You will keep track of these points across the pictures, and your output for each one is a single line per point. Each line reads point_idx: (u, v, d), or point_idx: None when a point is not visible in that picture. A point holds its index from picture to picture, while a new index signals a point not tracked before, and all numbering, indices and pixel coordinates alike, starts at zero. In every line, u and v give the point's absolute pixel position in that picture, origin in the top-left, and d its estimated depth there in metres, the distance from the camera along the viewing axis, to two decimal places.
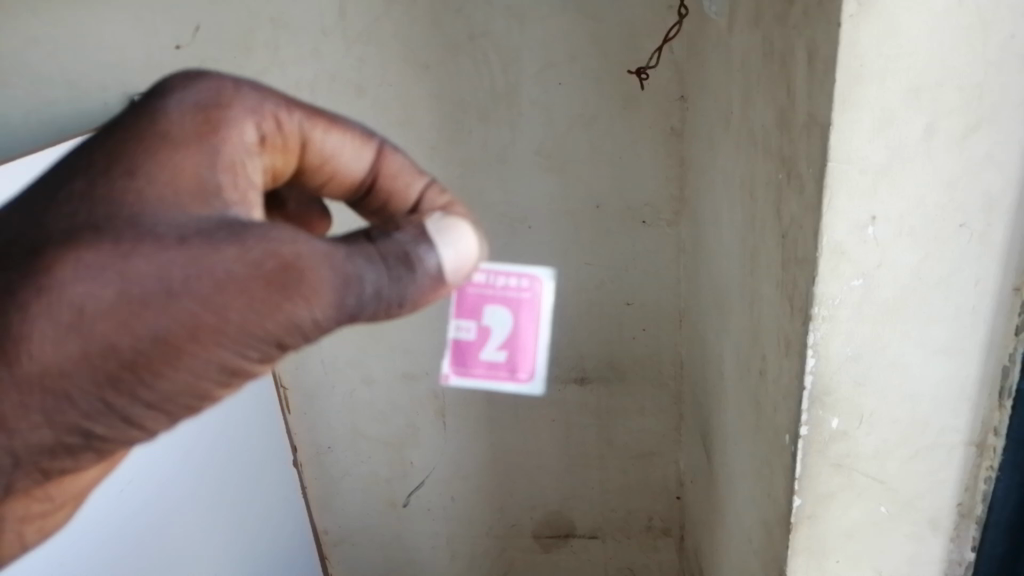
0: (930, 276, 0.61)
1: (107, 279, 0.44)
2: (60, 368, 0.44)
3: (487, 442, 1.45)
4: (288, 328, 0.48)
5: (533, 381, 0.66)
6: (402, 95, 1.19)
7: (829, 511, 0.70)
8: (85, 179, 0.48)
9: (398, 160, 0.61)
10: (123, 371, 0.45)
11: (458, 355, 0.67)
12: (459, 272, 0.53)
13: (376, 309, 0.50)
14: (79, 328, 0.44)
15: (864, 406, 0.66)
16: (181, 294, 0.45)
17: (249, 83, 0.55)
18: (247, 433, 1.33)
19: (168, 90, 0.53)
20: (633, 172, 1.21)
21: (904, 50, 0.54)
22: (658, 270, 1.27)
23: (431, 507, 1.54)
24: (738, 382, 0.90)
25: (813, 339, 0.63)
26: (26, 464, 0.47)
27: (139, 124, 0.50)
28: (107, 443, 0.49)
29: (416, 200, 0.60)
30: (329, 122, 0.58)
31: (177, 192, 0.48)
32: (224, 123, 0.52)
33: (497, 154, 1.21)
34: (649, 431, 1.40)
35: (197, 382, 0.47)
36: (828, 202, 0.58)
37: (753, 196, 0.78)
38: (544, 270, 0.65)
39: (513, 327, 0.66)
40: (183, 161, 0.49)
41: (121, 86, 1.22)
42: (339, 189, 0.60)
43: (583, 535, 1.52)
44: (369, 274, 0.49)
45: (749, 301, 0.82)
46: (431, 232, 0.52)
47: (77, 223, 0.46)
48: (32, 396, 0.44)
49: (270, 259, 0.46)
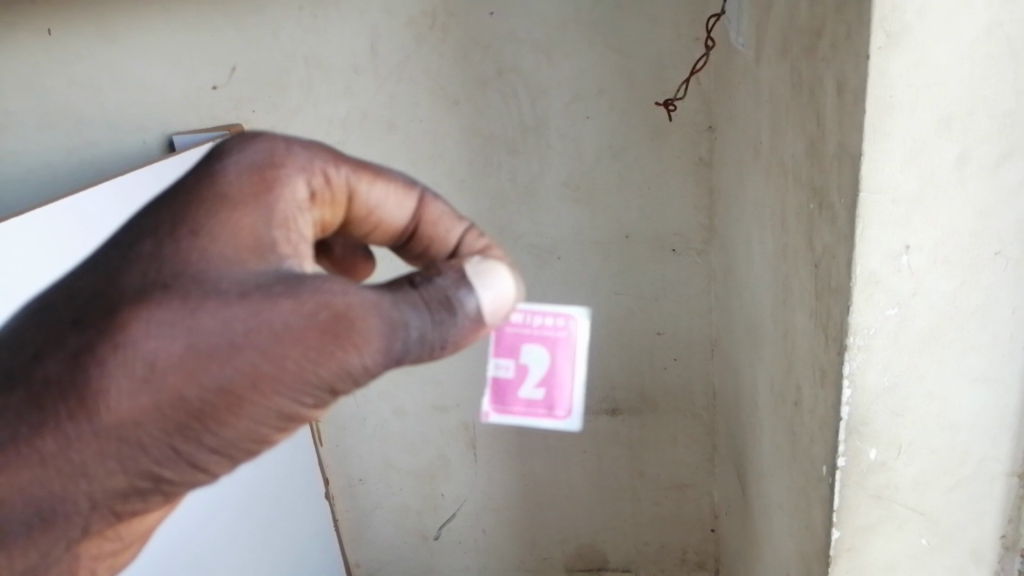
0: (965, 304, 0.60)
1: (176, 334, 0.46)
2: (134, 419, 0.46)
3: (518, 474, 1.45)
4: (339, 375, 0.49)
5: (570, 419, 0.66)
6: (432, 130, 1.21)
7: (869, 542, 0.69)
8: (152, 241, 0.49)
9: (438, 207, 0.62)
10: (190, 419, 0.47)
11: (497, 394, 0.67)
12: (497, 314, 0.54)
13: (421, 352, 0.51)
14: (151, 382, 0.46)
15: (902, 436, 0.65)
16: (243, 346, 0.47)
17: (300, 140, 0.57)
18: (290, 470, 1.35)
19: (224, 151, 0.55)
20: (662, 202, 1.22)
21: (933, 81, 0.54)
22: (689, 299, 1.27)
23: (462, 540, 1.53)
24: (773, 412, 0.89)
25: (849, 369, 0.63)
26: (102, 507, 0.49)
27: (199, 185, 0.52)
28: (176, 487, 0.51)
29: (455, 246, 0.61)
30: (374, 174, 0.59)
31: (237, 249, 0.50)
32: (279, 181, 0.54)
33: (525, 187, 1.23)
34: (681, 462, 1.39)
35: (258, 428, 0.49)
36: (861, 231, 0.58)
37: (785, 226, 0.79)
38: (579, 308, 0.66)
39: (549, 364, 0.67)
40: (242, 220, 0.51)
41: (161, 127, 1.26)
42: (382, 236, 0.61)
43: (616, 568, 1.51)
44: (414, 319, 0.50)
45: (782, 330, 0.82)
46: (470, 274, 0.53)
47: (147, 282, 0.48)
48: (108, 445, 0.46)
49: (323, 309, 0.48)
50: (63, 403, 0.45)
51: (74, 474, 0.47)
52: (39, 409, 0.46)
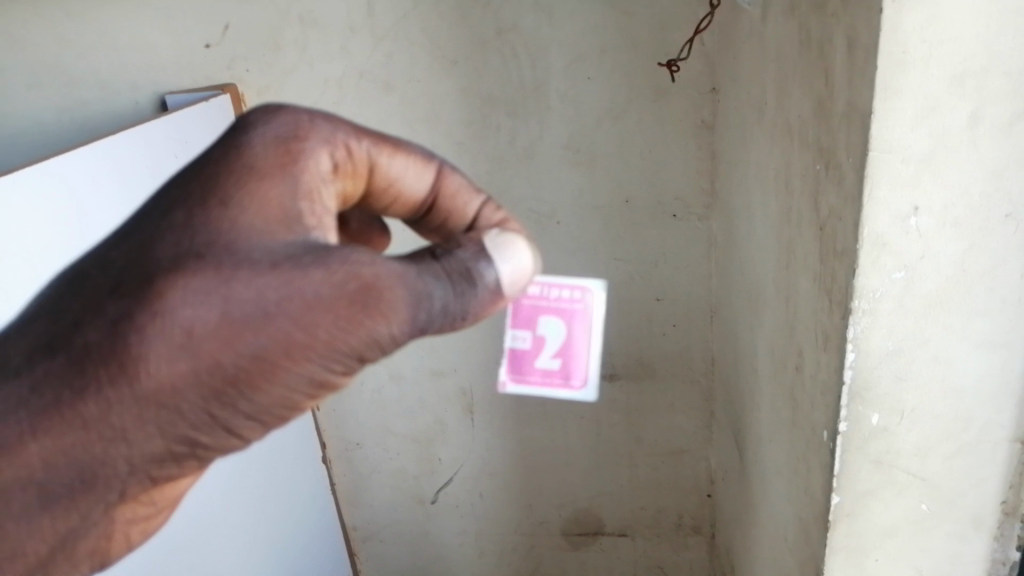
0: (974, 267, 0.59)
1: (212, 302, 0.47)
2: (172, 384, 0.46)
3: (515, 439, 1.44)
4: (368, 344, 0.50)
5: (586, 389, 0.67)
6: (430, 91, 1.19)
7: (869, 507, 0.68)
8: (184, 210, 0.51)
9: (456, 179, 0.62)
10: (226, 385, 0.47)
11: (514, 363, 0.69)
12: (516, 286, 0.55)
13: (443, 323, 0.52)
14: (188, 348, 0.46)
15: (905, 400, 0.64)
16: (276, 314, 0.47)
17: (322, 113, 0.57)
18: (291, 452, 1.38)
19: (249, 124, 0.55)
20: (663, 166, 1.20)
21: (947, 37, 0.52)
22: (689, 265, 1.26)
23: (459, 504, 1.54)
24: (773, 376, 0.88)
25: (853, 333, 0.62)
26: (139, 471, 0.49)
27: (226, 157, 0.53)
28: (210, 452, 0.51)
29: (473, 220, 0.61)
30: (394, 147, 0.59)
31: (267, 220, 0.51)
32: (303, 153, 0.54)
33: (524, 149, 1.21)
34: (679, 428, 1.39)
35: (290, 395, 0.50)
36: (869, 192, 0.57)
37: (789, 188, 0.77)
38: (595, 281, 0.67)
39: (566, 336, 0.68)
40: (269, 192, 0.52)
41: (152, 86, 1.23)
42: (401, 209, 0.62)
43: (612, 532, 1.51)
44: (438, 290, 0.51)
45: (785, 295, 0.81)
46: (489, 248, 0.54)
47: (181, 252, 0.48)
48: (147, 410, 0.47)
49: (352, 280, 0.49)
50: (104, 368, 0.46)
51: (114, 439, 0.47)
52: (80, 375, 0.46)
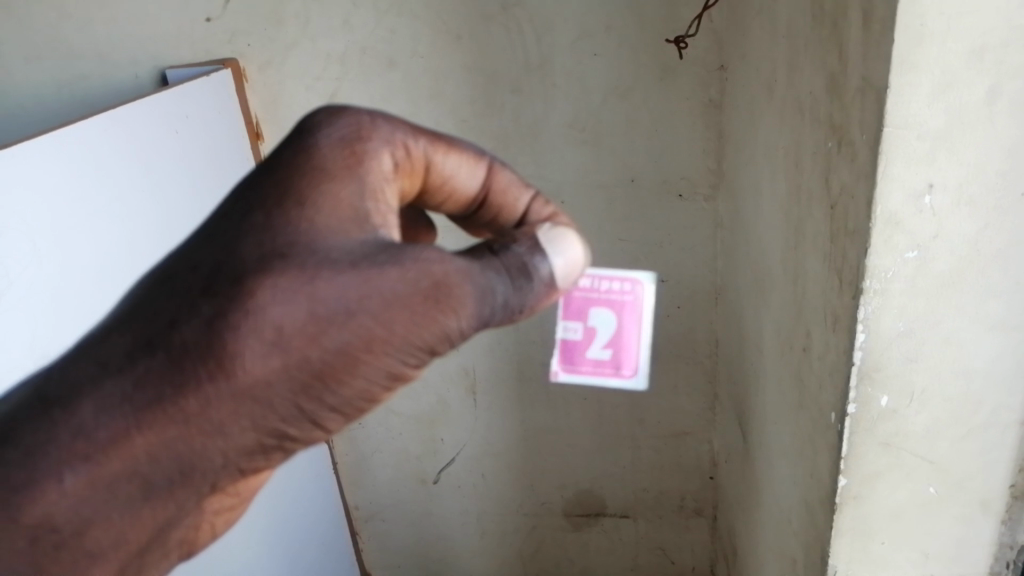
0: (988, 247, 0.58)
1: (299, 301, 0.48)
2: (266, 380, 0.48)
3: (518, 420, 1.44)
4: (439, 339, 0.51)
5: (637, 377, 0.68)
6: (433, 67, 1.17)
7: (875, 490, 0.68)
8: (263, 212, 0.51)
9: (507, 175, 0.62)
10: (313, 379, 0.49)
11: (566, 353, 0.70)
12: (569, 278, 0.56)
13: (503, 317, 0.54)
14: (280, 345, 0.48)
15: (915, 382, 0.63)
16: (357, 311, 0.49)
17: (382, 113, 0.57)
18: (308, 480, 1.43)
19: (314, 125, 0.55)
20: (670, 145, 1.18)
21: (966, 9, 0.51)
22: (694, 245, 1.25)
23: (461, 484, 1.54)
24: (780, 357, 0.87)
25: (864, 313, 0.61)
26: (232, 464, 0.51)
27: (295, 159, 0.54)
28: (296, 444, 0.53)
29: (523, 214, 0.62)
30: (448, 145, 0.59)
31: (341, 220, 0.51)
32: (367, 154, 0.55)
33: (529, 127, 1.19)
34: (682, 410, 1.38)
35: (370, 387, 0.51)
36: (883, 169, 0.56)
37: (800, 167, 0.76)
38: (645, 273, 0.68)
39: (617, 327, 0.69)
40: (339, 192, 0.52)
41: (153, 61, 1.22)
42: (453, 206, 0.62)
43: (614, 514, 1.51)
44: (500, 285, 0.53)
45: (793, 276, 0.80)
46: (543, 242, 0.56)
47: (266, 252, 0.49)
48: (242, 404, 0.48)
49: (424, 277, 0.50)
50: (202, 366, 0.47)
51: (212, 433, 0.48)
52: (180, 372, 0.47)
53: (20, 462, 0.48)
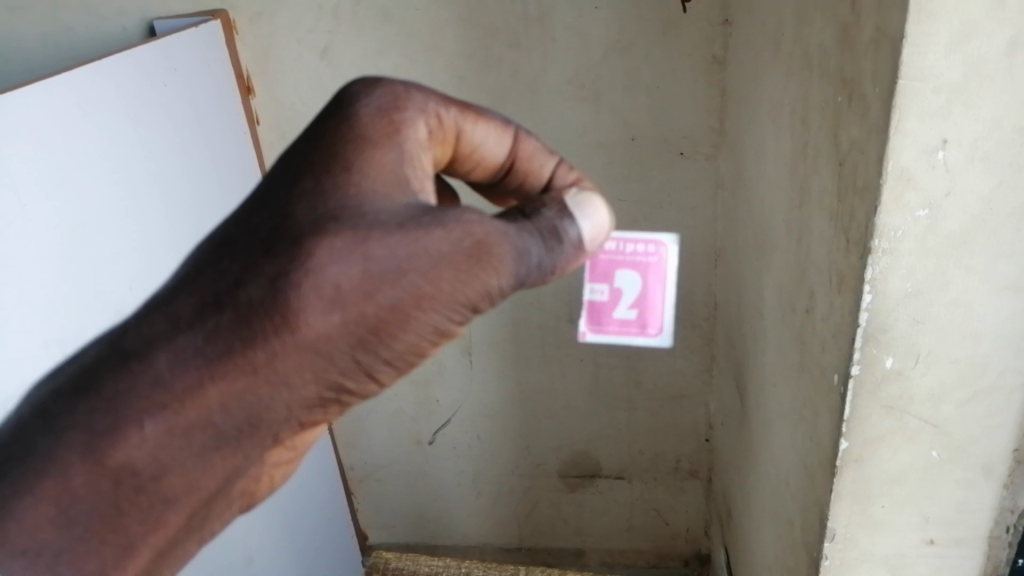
0: (1002, 205, 0.56)
1: (354, 261, 0.49)
2: (327, 334, 0.50)
3: (514, 382, 1.43)
4: (481, 296, 0.53)
5: (662, 336, 0.68)
6: (429, 20, 1.14)
7: (876, 453, 0.67)
8: (312, 177, 0.53)
9: (532, 143, 0.62)
10: (369, 334, 0.51)
11: (592, 314, 0.69)
12: (595, 240, 0.57)
13: (538, 278, 0.55)
14: (339, 302, 0.49)
15: (921, 344, 0.62)
16: (407, 270, 0.50)
17: (415, 84, 0.58)
18: (319, 480, 1.47)
19: (351, 96, 0.57)
20: (671, 102, 1.16)
21: None
22: (695, 206, 1.23)
23: (456, 445, 1.53)
24: (780, 319, 0.86)
25: (871, 274, 0.59)
26: (294, 417, 0.53)
27: (337, 128, 0.55)
28: (352, 398, 0.55)
29: (548, 180, 0.62)
30: (477, 114, 0.60)
31: (385, 186, 0.53)
32: (404, 123, 0.56)
33: (527, 83, 1.16)
34: (678, 372, 1.38)
35: (419, 342, 0.53)
36: (896, 124, 0.54)
37: (807, 122, 0.73)
38: (669, 235, 0.67)
39: (641, 288, 0.68)
40: (381, 159, 0.54)
41: (139, 11, 1.18)
42: (481, 174, 0.63)
43: (609, 475, 1.51)
44: (534, 247, 0.55)
45: (796, 236, 0.78)
46: (571, 206, 0.57)
47: (320, 215, 0.51)
48: (306, 357, 0.50)
49: (467, 237, 0.52)
50: (268, 321, 0.49)
51: (278, 384, 0.50)
52: (248, 327, 0.49)
53: (100, 410, 0.49)
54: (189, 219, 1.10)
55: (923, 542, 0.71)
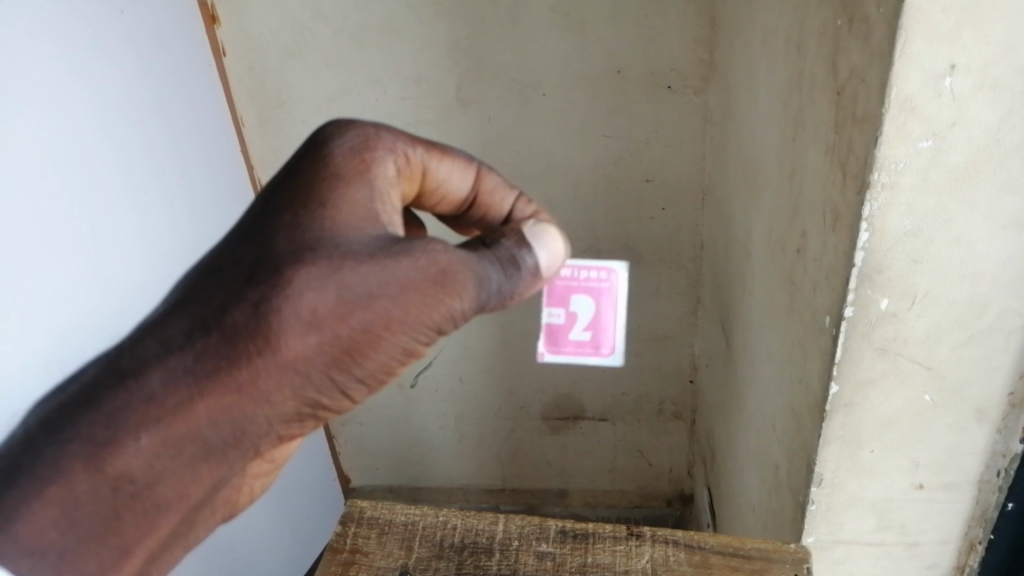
0: (1010, 135, 0.52)
1: (330, 286, 0.47)
2: (305, 356, 0.48)
3: (497, 324, 1.40)
4: (446, 319, 0.51)
5: (613, 355, 0.67)
6: None
7: (867, 398, 0.65)
8: (291, 212, 0.50)
9: (494, 179, 0.61)
10: (342, 355, 0.49)
11: (550, 337, 0.69)
12: (552, 268, 0.56)
13: (497, 303, 0.53)
14: (317, 326, 0.47)
15: (918, 284, 0.59)
16: (378, 295, 0.49)
17: (383, 124, 0.56)
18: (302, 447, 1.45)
19: (324, 138, 0.54)
20: (659, 32, 1.10)
21: None
22: (682, 142, 1.19)
23: (438, 388, 1.50)
24: (769, 259, 0.83)
25: (869, 210, 0.56)
26: (274, 431, 0.51)
27: (311, 169, 0.53)
28: (327, 413, 0.52)
29: (509, 214, 0.61)
30: (442, 151, 0.59)
31: (357, 220, 0.51)
32: (374, 162, 0.54)
33: (508, 11, 1.10)
34: (663, 313, 1.35)
35: (389, 361, 0.51)
36: (903, 45, 0.50)
37: (803, 47, 0.69)
38: (618, 263, 0.67)
39: (594, 312, 0.68)
40: (352, 195, 0.52)
41: None
42: (445, 208, 0.61)
43: (593, 417, 1.50)
44: (494, 273, 0.53)
45: (788, 172, 0.74)
46: (528, 236, 0.56)
47: (299, 244, 0.49)
48: (285, 376, 0.48)
49: (432, 264, 0.50)
50: (251, 342, 0.47)
51: (259, 401, 0.48)
52: (233, 348, 0.47)
53: (99, 423, 0.47)
54: (148, 163, 1.03)
55: (913, 487, 0.70)
